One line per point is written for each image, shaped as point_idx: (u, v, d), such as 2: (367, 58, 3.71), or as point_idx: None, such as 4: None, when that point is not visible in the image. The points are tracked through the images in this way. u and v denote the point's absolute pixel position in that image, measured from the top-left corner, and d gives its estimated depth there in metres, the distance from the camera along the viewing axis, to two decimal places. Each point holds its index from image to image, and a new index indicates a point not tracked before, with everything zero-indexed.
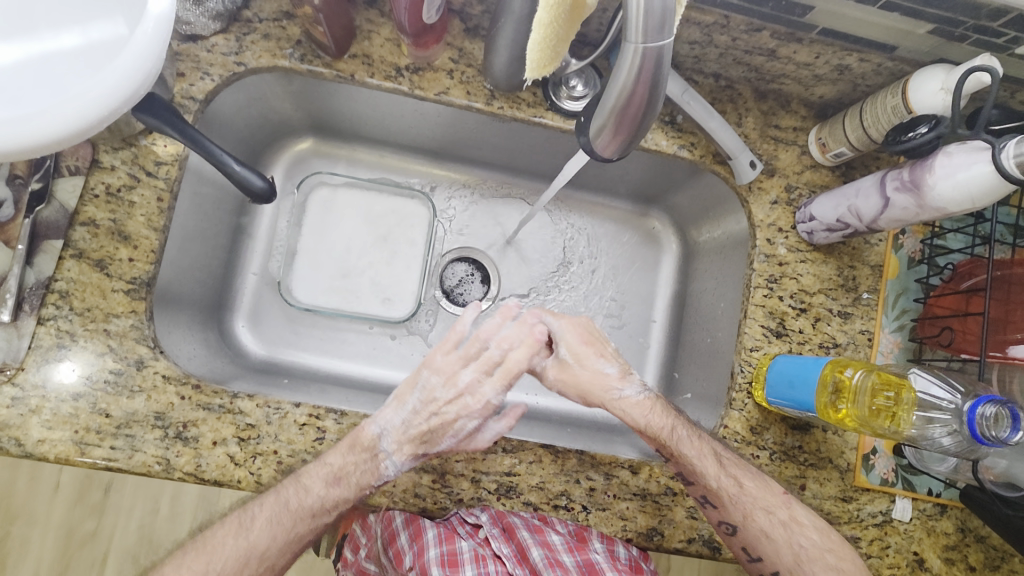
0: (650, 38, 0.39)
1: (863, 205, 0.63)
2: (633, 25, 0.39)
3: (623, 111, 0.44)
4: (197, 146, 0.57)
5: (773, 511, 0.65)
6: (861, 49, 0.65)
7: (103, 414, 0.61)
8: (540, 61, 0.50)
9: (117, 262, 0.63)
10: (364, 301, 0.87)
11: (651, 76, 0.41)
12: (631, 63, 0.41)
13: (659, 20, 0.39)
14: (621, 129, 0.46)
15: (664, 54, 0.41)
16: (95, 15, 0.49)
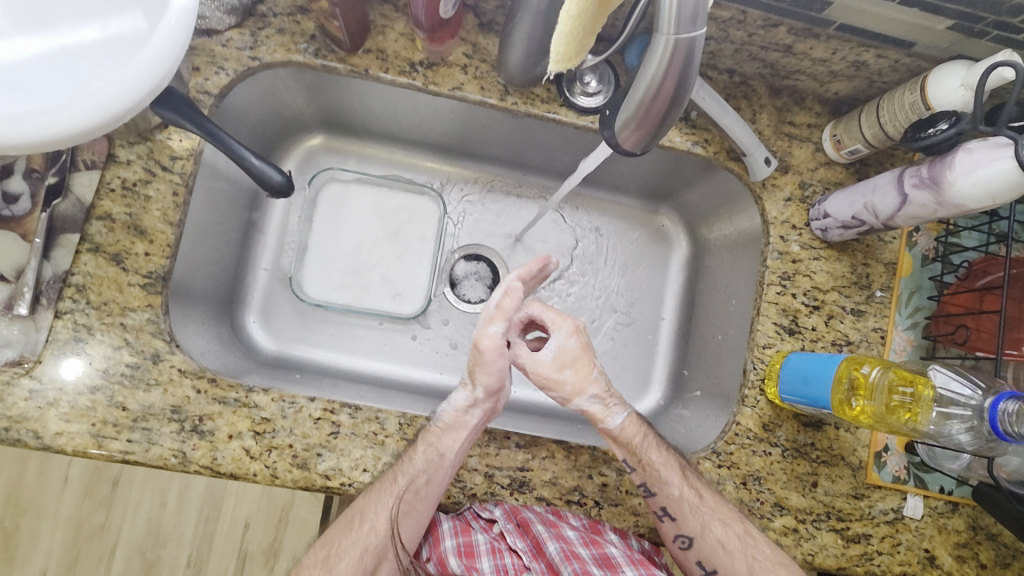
0: (683, 29, 0.39)
1: (879, 202, 0.62)
2: (666, 16, 0.39)
3: (649, 106, 0.44)
4: (215, 140, 0.56)
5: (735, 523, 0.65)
6: (878, 45, 0.65)
7: (120, 408, 0.62)
8: (565, 53, 0.49)
9: (134, 256, 0.64)
10: (375, 297, 0.87)
11: (681, 69, 0.41)
12: (662, 57, 0.41)
13: (692, 12, 0.38)
14: (645, 124, 0.46)
15: (696, 45, 0.40)
16: (115, 8, 0.49)
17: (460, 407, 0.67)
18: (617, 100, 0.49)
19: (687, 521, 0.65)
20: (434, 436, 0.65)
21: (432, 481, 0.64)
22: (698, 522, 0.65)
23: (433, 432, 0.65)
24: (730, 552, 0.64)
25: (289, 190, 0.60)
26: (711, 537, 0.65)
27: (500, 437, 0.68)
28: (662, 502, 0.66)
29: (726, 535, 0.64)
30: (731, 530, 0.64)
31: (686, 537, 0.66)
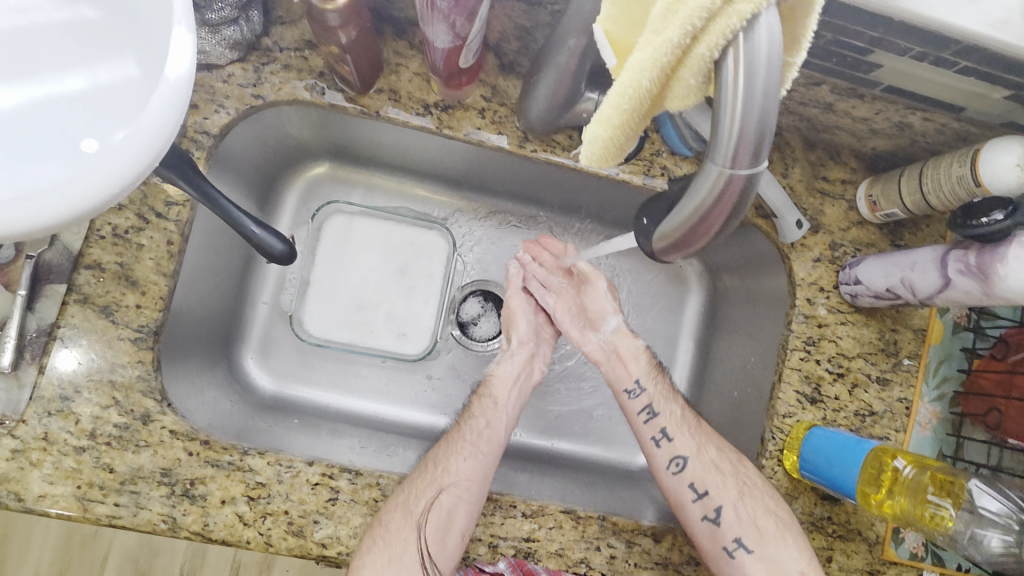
0: (741, 164, 0.27)
1: (918, 280, 0.58)
2: (722, 148, 0.27)
3: (695, 228, 0.32)
4: (214, 205, 0.51)
5: (729, 449, 0.69)
6: (927, 108, 0.60)
7: (107, 469, 0.58)
8: (603, 155, 0.34)
9: (124, 309, 0.60)
10: (379, 336, 0.83)
11: (735, 202, 0.29)
12: (714, 187, 0.29)
13: (755, 141, 0.27)
14: (686, 243, 0.33)
15: (756, 179, 0.28)
16: (104, 53, 0.45)
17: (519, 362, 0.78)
18: (658, 208, 0.35)
19: (682, 440, 0.71)
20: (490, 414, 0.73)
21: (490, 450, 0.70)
22: (693, 441, 0.70)
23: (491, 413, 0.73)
24: (721, 473, 0.67)
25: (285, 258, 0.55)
26: (704, 457, 0.69)
27: (506, 505, 0.65)
28: (662, 422, 0.72)
29: (719, 458, 0.68)
30: (724, 454, 0.69)
31: (680, 458, 0.70)
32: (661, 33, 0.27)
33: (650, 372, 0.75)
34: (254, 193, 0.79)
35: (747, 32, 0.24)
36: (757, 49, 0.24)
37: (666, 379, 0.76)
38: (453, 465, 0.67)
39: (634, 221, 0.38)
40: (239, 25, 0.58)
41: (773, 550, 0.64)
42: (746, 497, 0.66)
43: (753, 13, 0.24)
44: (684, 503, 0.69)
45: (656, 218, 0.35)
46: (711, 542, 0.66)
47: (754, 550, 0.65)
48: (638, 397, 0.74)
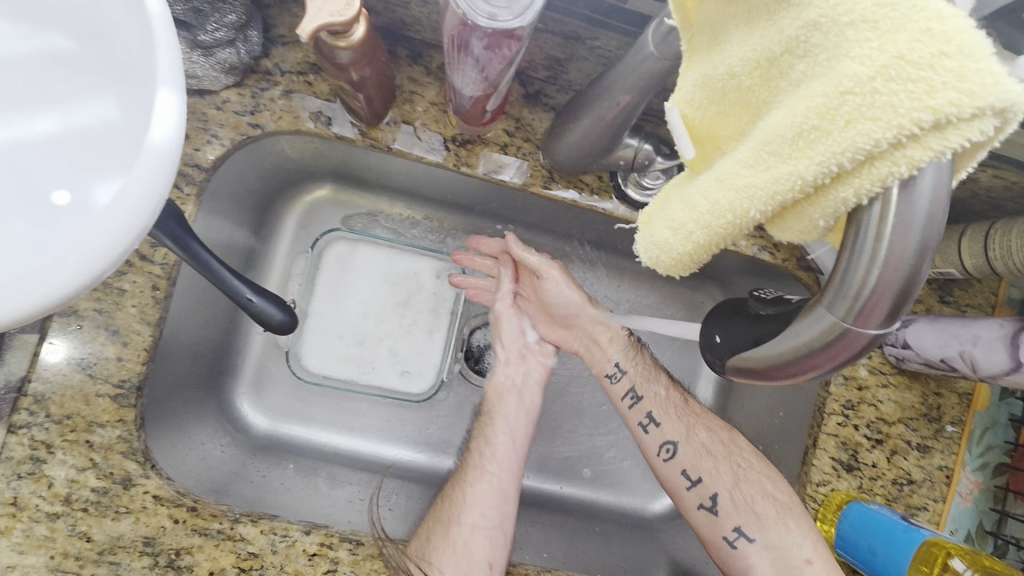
0: (868, 320, 0.22)
1: (981, 357, 0.53)
2: (848, 297, 0.22)
3: (783, 368, 0.26)
4: (204, 269, 0.45)
5: (718, 432, 0.68)
6: (999, 166, 0.54)
7: (84, 538, 0.53)
8: (676, 267, 0.30)
9: (104, 362, 0.54)
10: (381, 372, 0.78)
11: (846, 357, 0.24)
12: (824, 336, 0.24)
13: (893, 303, 0.22)
14: (768, 377, 0.28)
15: (879, 338, 0.23)
16: (79, 90, 0.37)
17: (516, 369, 0.76)
18: (740, 330, 0.30)
19: (670, 424, 0.68)
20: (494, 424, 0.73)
21: (507, 466, 0.69)
22: (682, 424, 0.68)
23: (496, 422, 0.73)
24: (713, 458, 0.66)
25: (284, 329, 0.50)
26: (694, 441, 0.67)
27: None
28: (648, 407, 0.70)
29: (710, 439, 0.67)
30: (713, 437, 0.67)
31: (670, 442, 0.67)
32: (788, 165, 0.23)
33: (630, 354, 0.73)
34: (250, 219, 0.73)
35: (906, 184, 0.20)
36: (917, 199, 0.20)
37: (647, 359, 0.74)
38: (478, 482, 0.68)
39: (700, 328, 0.33)
40: (236, 47, 0.52)
41: (776, 534, 0.61)
42: (741, 482, 0.64)
43: (922, 164, 0.20)
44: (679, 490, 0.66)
45: (732, 339, 0.30)
46: (710, 532, 0.63)
47: (756, 537, 0.61)
48: (620, 381, 0.72)
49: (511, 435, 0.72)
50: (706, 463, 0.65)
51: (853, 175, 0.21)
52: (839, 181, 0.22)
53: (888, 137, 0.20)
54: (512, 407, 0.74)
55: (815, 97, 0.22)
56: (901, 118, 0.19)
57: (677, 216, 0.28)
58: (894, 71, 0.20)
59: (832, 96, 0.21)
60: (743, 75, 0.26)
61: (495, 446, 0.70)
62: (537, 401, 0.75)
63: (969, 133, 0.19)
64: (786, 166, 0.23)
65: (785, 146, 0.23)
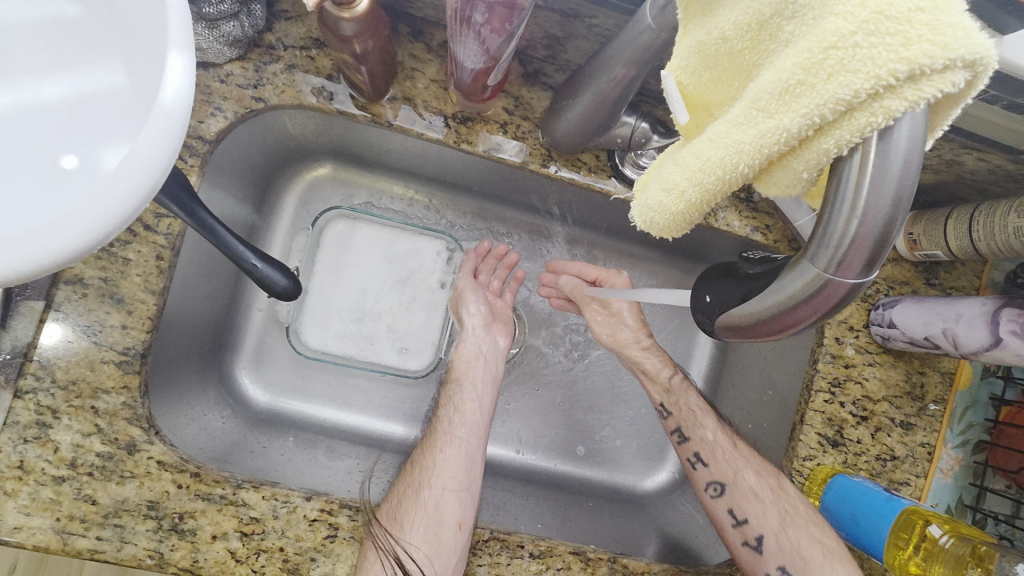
0: (847, 269, 0.24)
1: (962, 334, 0.55)
2: (829, 246, 0.24)
3: (768, 321, 0.28)
4: (211, 236, 0.47)
5: (766, 475, 0.66)
6: (984, 149, 0.56)
7: (89, 501, 0.54)
8: (671, 226, 0.32)
9: (108, 329, 0.55)
10: (378, 349, 0.79)
11: (830, 307, 0.26)
12: (806, 287, 0.25)
13: (872, 252, 0.23)
14: (757, 334, 0.29)
15: (858, 288, 0.25)
16: (88, 56, 0.38)
17: (477, 337, 0.77)
18: (728, 289, 0.31)
19: (717, 466, 0.69)
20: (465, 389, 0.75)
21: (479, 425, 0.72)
22: (728, 466, 0.69)
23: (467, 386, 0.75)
24: (761, 501, 0.64)
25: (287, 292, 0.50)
26: (740, 484, 0.67)
27: (513, 545, 0.62)
28: (696, 446, 0.72)
29: (757, 483, 0.65)
30: (763, 479, 0.65)
31: (718, 483, 0.69)
32: (775, 119, 0.24)
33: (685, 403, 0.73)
34: (251, 195, 0.73)
35: (883, 135, 0.22)
36: (892, 150, 0.22)
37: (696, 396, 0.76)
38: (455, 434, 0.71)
39: (691, 291, 0.34)
40: (240, 19, 0.52)
41: None
42: (789, 526, 0.62)
43: (897, 115, 0.21)
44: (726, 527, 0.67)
45: (721, 299, 0.32)
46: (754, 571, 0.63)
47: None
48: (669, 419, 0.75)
49: (480, 402, 0.74)
50: (740, 493, 0.66)
51: (835, 126, 0.23)
52: (822, 133, 0.23)
53: (866, 87, 0.21)
54: (478, 377, 0.76)
55: (800, 53, 0.23)
56: (879, 69, 0.21)
57: (671, 177, 0.30)
58: (874, 25, 0.21)
59: (815, 51, 0.22)
60: (735, 38, 0.28)
61: (469, 408, 0.73)
62: (501, 368, 0.78)
63: (941, 85, 0.21)
64: (773, 121, 0.24)
65: (773, 101, 0.24)
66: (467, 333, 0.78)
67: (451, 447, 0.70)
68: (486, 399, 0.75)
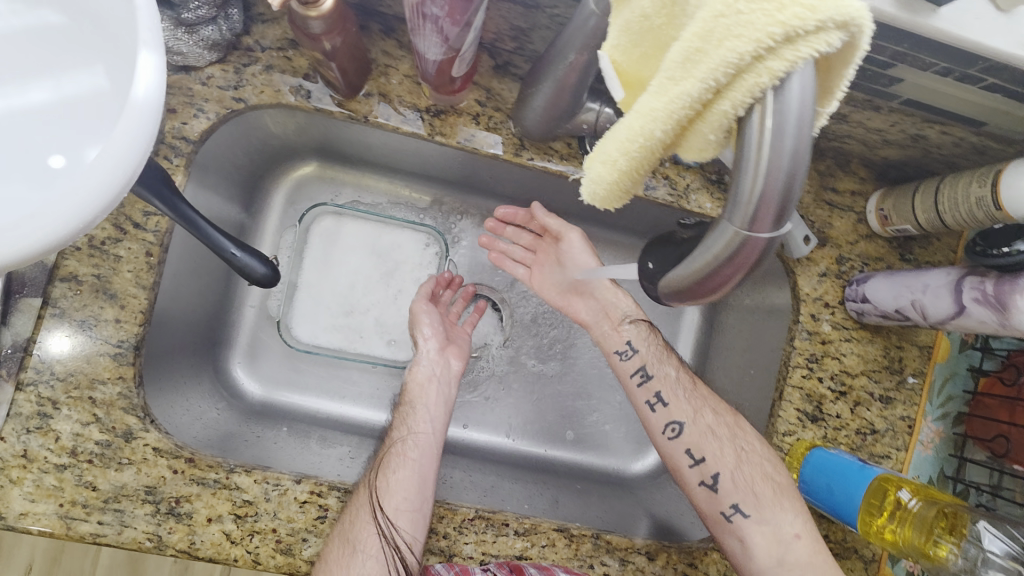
0: (759, 224, 0.25)
1: (930, 304, 0.55)
2: (741, 203, 0.25)
3: (705, 281, 0.29)
4: (189, 225, 0.49)
5: (725, 414, 0.67)
6: (946, 122, 0.57)
7: (90, 487, 0.57)
8: (609, 197, 0.31)
9: (103, 323, 0.58)
10: (368, 340, 0.82)
11: (749, 264, 0.27)
12: (729, 244, 0.27)
13: (778, 207, 0.25)
14: (698, 294, 0.31)
15: (774, 243, 0.27)
16: (71, 62, 0.40)
17: (430, 360, 0.75)
18: (666, 256, 0.33)
19: (678, 405, 0.67)
20: (423, 391, 0.74)
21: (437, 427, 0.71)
22: (690, 406, 0.67)
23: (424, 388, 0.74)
24: (718, 440, 0.64)
25: (265, 274, 0.53)
26: (702, 423, 0.66)
27: (498, 524, 0.63)
28: (656, 386, 0.68)
29: (716, 422, 0.66)
30: (721, 419, 0.66)
31: (678, 423, 0.66)
32: (681, 85, 0.25)
33: (644, 335, 0.72)
34: (239, 194, 0.76)
35: (776, 92, 0.23)
36: (786, 106, 0.23)
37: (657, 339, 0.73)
38: (412, 429, 0.70)
39: (636, 262, 0.36)
40: (218, 24, 0.55)
41: (771, 513, 0.60)
42: (744, 463, 0.63)
43: (782, 74, 0.23)
44: (680, 468, 0.66)
45: (659, 268, 0.33)
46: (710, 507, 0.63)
47: (755, 514, 0.61)
48: (631, 359, 0.70)
49: (437, 407, 0.73)
50: (700, 433, 0.65)
51: (730, 89, 0.24)
52: (720, 96, 0.25)
53: (750, 50, 0.23)
54: (433, 392, 0.74)
55: (697, 24, 0.25)
56: (758, 32, 0.22)
57: (603, 148, 0.30)
58: None
59: (708, 21, 0.24)
60: (653, 15, 0.29)
61: (424, 411, 0.72)
62: (454, 392, 0.76)
63: (817, 46, 0.23)
64: (679, 86, 0.25)
65: (678, 70, 0.26)
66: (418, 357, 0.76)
67: (410, 440, 0.69)
68: (443, 409, 0.74)
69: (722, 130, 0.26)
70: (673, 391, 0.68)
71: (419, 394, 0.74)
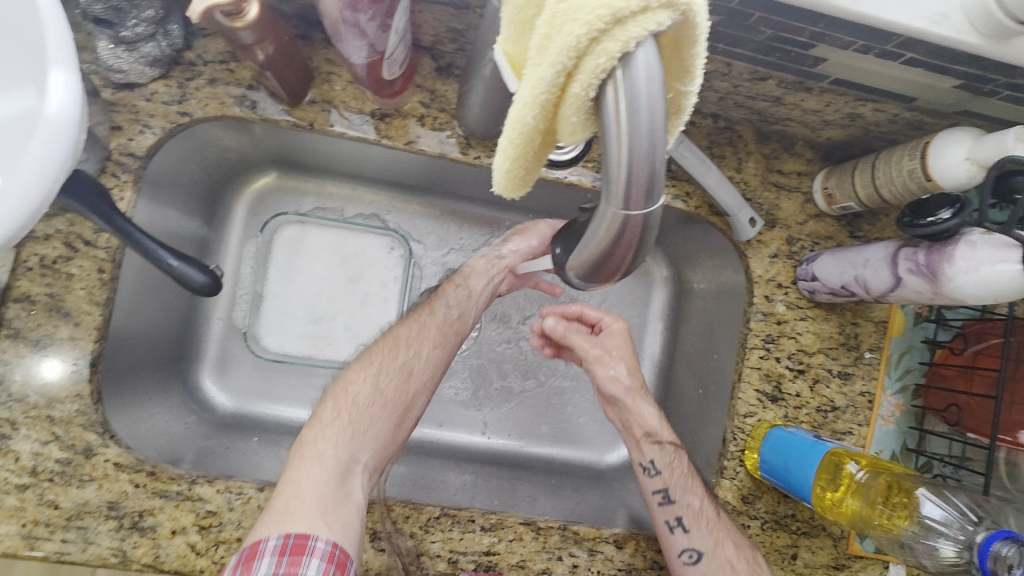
0: (634, 204, 0.26)
1: (870, 278, 0.57)
2: (614, 180, 0.25)
3: (604, 262, 0.30)
4: (130, 240, 0.50)
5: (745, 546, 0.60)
6: (877, 99, 0.58)
7: (51, 506, 0.57)
8: (511, 184, 0.31)
9: (58, 341, 0.59)
10: (337, 347, 0.83)
11: (632, 242, 0.28)
12: (611, 225, 0.28)
13: (647, 184, 0.25)
14: (600, 271, 0.31)
15: (651, 222, 0.27)
16: None
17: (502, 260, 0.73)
18: (571, 238, 0.34)
19: (699, 533, 0.60)
20: (481, 271, 0.73)
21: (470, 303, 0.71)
22: (712, 537, 0.60)
23: (493, 269, 0.73)
24: None
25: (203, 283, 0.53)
26: (721, 556, 0.59)
27: (464, 521, 0.64)
28: (678, 509, 0.62)
29: (737, 556, 0.59)
30: (742, 553, 0.59)
31: (695, 551, 0.60)
32: (539, 71, 0.25)
33: (670, 454, 0.65)
34: (199, 209, 0.77)
35: (623, 69, 0.23)
36: (636, 82, 0.23)
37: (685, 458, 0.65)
38: (467, 288, 0.71)
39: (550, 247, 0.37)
40: (157, 40, 0.56)
41: None
42: None
43: (619, 55, 0.22)
44: None
45: (566, 251, 0.34)
46: None
47: None
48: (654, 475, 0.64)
49: (484, 284, 0.73)
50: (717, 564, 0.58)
51: (578, 72, 0.24)
52: (572, 79, 0.24)
53: (584, 34, 0.22)
54: (487, 264, 0.73)
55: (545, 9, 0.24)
56: (587, 16, 0.22)
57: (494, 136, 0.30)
58: None
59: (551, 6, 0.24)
60: (527, 6, 0.28)
61: (476, 285, 0.72)
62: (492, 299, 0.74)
63: (647, 25, 0.22)
64: (534, 74, 0.25)
65: (534, 56, 0.25)
66: (492, 251, 0.74)
67: (450, 297, 0.70)
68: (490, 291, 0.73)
69: (583, 113, 0.25)
70: (693, 515, 0.61)
71: (479, 266, 0.73)
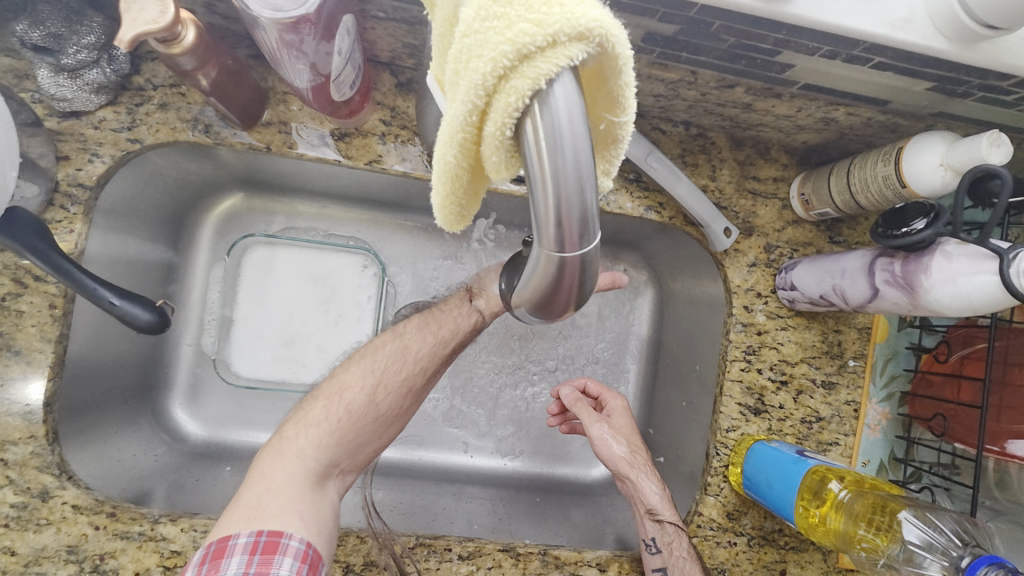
0: (568, 245, 0.24)
1: (849, 288, 0.55)
2: (542, 223, 0.23)
3: (549, 303, 0.29)
4: (67, 279, 0.49)
5: None
6: (850, 103, 0.56)
7: (8, 553, 0.55)
8: (447, 223, 0.29)
9: (9, 381, 0.57)
10: (312, 370, 0.79)
11: (573, 282, 0.26)
12: (547, 267, 0.26)
13: (580, 223, 0.23)
14: (548, 311, 0.29)
15: (589, 262, 0.25)
16: None
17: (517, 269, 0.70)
18: (515, 274, 0.32)
19: None
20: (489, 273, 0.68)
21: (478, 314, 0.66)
22: None
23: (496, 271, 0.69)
24: None
25: (149, 322, 0.52)
26: None
27: (440, 549, 0.62)
28: None
29: None
30: None
31: None
32: (453, 108, 0.23)
33: (671, 533, 0.61)
34: (162, 235, 0.75)
35: (538, 106, 0.21)
36: (553, 120, 0.21)
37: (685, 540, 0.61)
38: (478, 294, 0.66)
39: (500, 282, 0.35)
40: (101, 66, 0.54)
41: None
42: None
43: (531, 91, 0.21)
44: None
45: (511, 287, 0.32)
46: None
47: None
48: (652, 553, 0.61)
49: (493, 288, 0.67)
50: None
51: (491, 110, 0.22)
52: (487, 117, 0.22)
53: (491, 69, 0.21)
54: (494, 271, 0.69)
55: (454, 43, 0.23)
56: (493, 51, 0.20)
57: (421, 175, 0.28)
58: (486, 11, 0.21)
59: (459, 39, 0.22)
60: (446, 34, 0.26)
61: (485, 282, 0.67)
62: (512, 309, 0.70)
63: (558, 59, 0.20)
64: (448, 110, 0.23)
65: (448, 93, 0.24)
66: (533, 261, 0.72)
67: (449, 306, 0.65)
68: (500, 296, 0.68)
69: (505, 152, 0.23)
70: None
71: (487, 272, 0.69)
